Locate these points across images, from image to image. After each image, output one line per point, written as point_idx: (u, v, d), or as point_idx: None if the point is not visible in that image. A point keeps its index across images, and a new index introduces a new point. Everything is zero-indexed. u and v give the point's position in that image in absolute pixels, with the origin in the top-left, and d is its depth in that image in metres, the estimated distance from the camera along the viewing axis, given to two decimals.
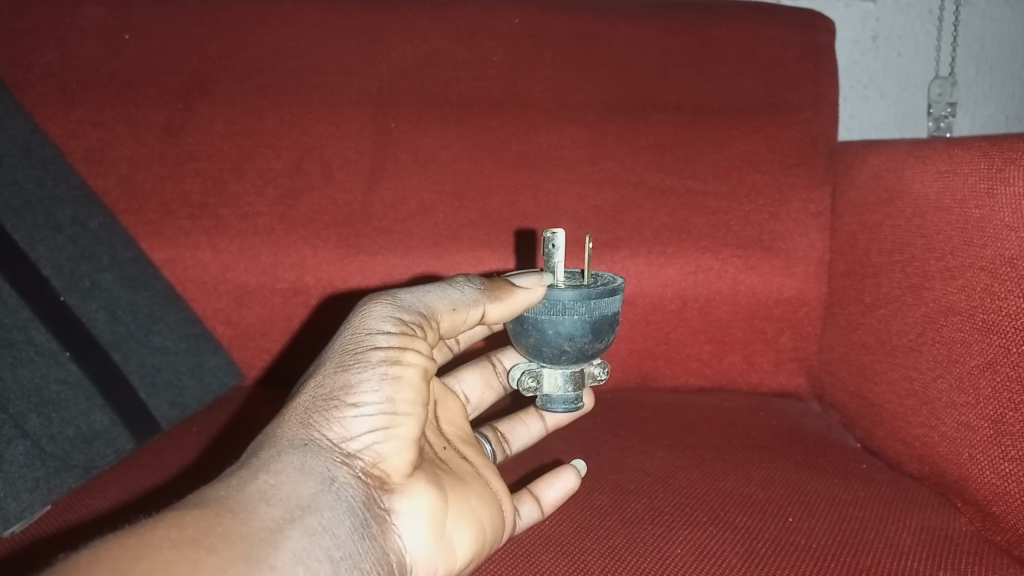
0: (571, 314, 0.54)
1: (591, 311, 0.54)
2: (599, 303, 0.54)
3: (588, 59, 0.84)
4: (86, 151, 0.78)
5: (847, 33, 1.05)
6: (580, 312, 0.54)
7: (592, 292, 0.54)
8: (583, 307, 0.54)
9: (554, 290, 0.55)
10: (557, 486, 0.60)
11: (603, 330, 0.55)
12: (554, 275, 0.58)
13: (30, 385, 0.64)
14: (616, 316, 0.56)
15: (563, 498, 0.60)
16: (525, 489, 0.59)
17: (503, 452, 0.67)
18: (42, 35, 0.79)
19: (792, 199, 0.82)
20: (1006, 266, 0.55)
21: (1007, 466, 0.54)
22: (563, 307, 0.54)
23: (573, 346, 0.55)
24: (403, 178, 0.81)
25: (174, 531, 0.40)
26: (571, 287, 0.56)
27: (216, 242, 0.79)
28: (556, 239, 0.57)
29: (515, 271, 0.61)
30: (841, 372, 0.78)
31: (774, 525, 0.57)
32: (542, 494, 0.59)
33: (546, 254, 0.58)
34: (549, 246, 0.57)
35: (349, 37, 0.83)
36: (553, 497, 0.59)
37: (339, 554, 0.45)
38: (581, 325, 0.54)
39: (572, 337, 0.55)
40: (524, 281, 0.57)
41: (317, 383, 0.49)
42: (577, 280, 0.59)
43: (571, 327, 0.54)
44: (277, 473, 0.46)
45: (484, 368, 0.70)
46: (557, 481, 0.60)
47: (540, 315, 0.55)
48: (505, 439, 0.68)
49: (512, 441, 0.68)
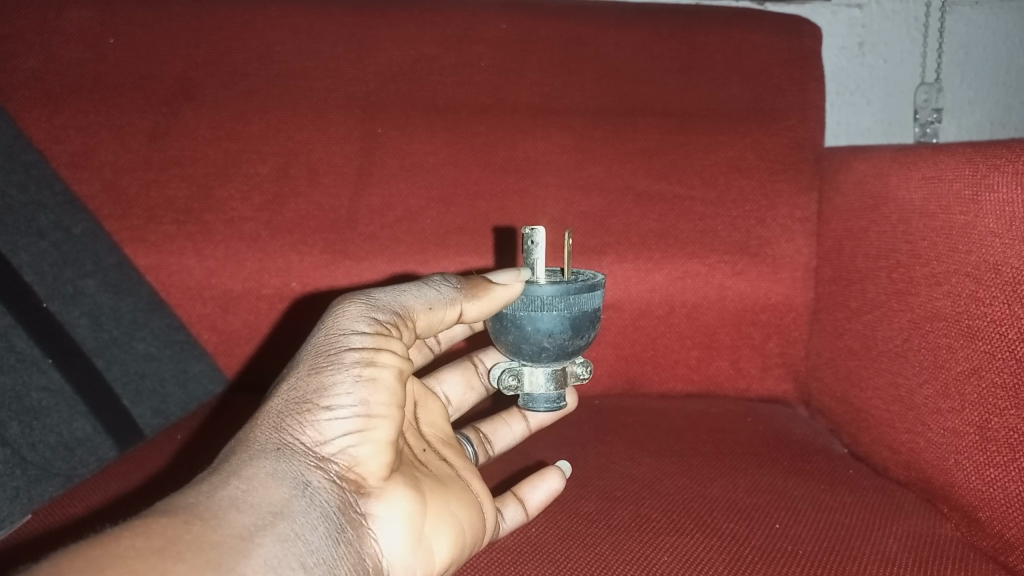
0: (550, 309, 0.54)
1: (571, 307, 0.54)
2: (579, 298, 0.54)
3: (576, 64, 0.83)
4: (70, 156, 0.78)
5: (834, 40, 1.07)
6: (559, 308, 0.54)
7: (571, 287, 0.54)
8: (562, 303, 0.54)
9: (533, 287, 0.55)
10: (541, 489, 0.59)
11: (584, 327, 0.55)
12: (534, 271, 0.57)
13: (11, 393, 0.65)
14: (596, 312, 0.56)
15: (547, 501, 0.60)
16: (508, 492, 0.59)
17: (486, 452, 0.67)
18: (24, 39, 0.78)
19: (780, 205, 0.82)
20: (990, 271, 0.56)
21: (992, 472, 0.55)
22: (542, 302, 0.54)
23: (552, 342, 0.55)
24: (390, 182, 0.80)
25: (141, 540, 0.39)
26: (551, 283, 0.56)
27: (201, 248, 0.78)
28: (536, 236, 0.57)
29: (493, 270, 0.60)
30: (828, 377, 0.78)
31: (761, 533, 0.57)
32: (527, 497, 0.59)
33: (526, 252, 0.57)
34: (528, 242, 0.57)
35: (336, 40, 0.82)
36: (537, 499, 0.59)
37: (313, 560, 0.45)
38: (560, 321, 0.54)
39: (552, 334, 0.54)
40: (501, 277, 0.56)
41: (290, 387, 0.49)
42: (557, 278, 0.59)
43: (551, 322, 0.54)
44: (249, 479, 0.45)
45: (466, 369, 0.70)
46: (541, 485, 0.59)
47: (518, 311, 0.55)
48: (487, 440, 0.67)
49: (495, 443, 0.68)
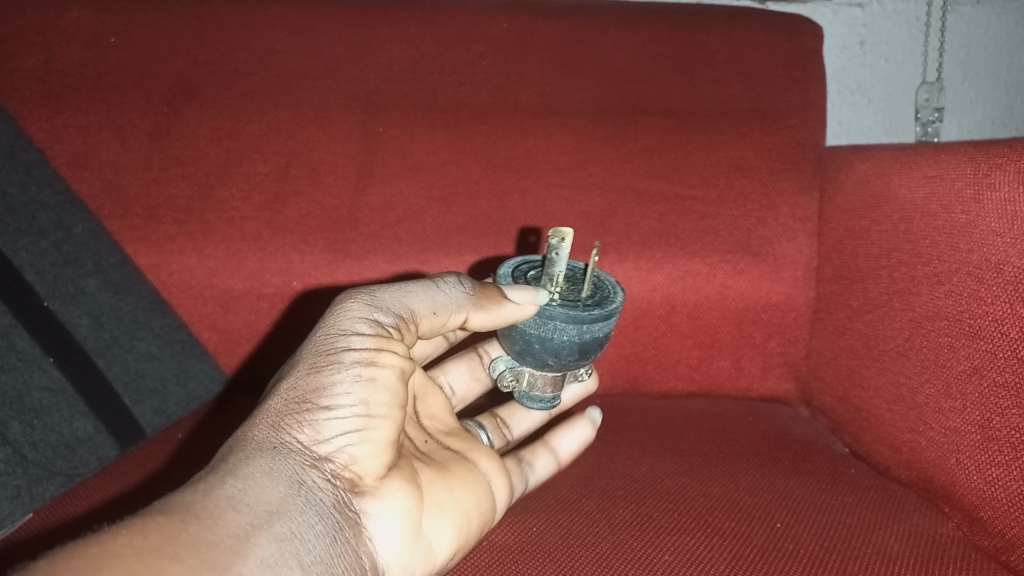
0: (561, 334, 0.52)
1: (582, 334, 0.52)
2: (592, 327, 0.52)
3: (576, 64, 0.84)
4: (71, 156, 0.77)
5: (835, 39, 1.06)
6: (570, 333, 0.52)
7: (586, 317, 0.51)
8: (574, 329, 0.52)
9: (546, 311, 0.53)
10: (572, 438, 0.67)
11: (591, 350, 0.54)
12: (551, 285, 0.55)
13: (12, 393, 0.65)
14: (607, 335, 0.54)
15: (576, 450, 0.67)
16: (541, 441, 0.66)
17: (502, 438, 0.68)
18: (25, 39, 0.79)
19: (781, 204, 0.82)
20: (992, 271, 0.56)
21: (993, 471, 0.55)
22: (554, 325, 0.52)
23: (557, 362, 0.54)
24: (391, 182, 0.80)
25: (138, 539, 0.39)
26: (567, 302, 0.53)
27: (202, 247, 0.77)
28: (561, 245, 0.54)
29: (514, 269, 0.58)
30: (829, 377, 0.78)
31: (762, 532, 0.57)
32: (558, 446, 0.66)
33: (548, 260, 0.55)
34: (552, 254, 0.55)
35: (337, 40, 0.83)
36: (568, 448, 0.66)
37: (310, 559, 0.44)
38: (569, 345, 0.53)
39: (558, 354, 0.54)
40: (514, 294, 0.53)
41: (288, 386, 0.49)
42: (577, 285, 0.57)
43: (559, 345, 0.53)
44: (246, 478, 0.45)
45: (471, 360, 0.70)
46: (572, 435, 0.67)
47: (528, 329, 0.54)
48: (503, 425, 0.69)
49: (512, 428, 0.70)
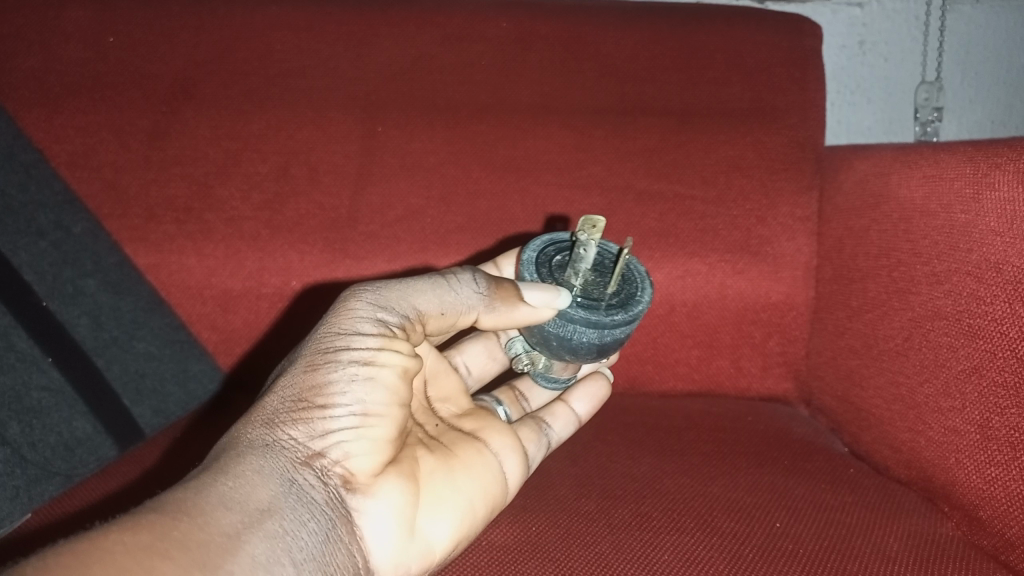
0: (582, 335, 0.53)
1: (603, 337, 0.52)
2: (613, 331, 0.52)
3: (575, 64, 0.84)
4: (69, 156, 0.77)
5: (835, 39, 1.06)
6: (591, 336, 0.52)
7: (609, 323, 0.51)
8: (595, 332, 0.52)
9: (567, 314, 0.52)
10: (588, 394, 0.70)
11: (610, 349, 0.54)
12: (573, 283, 0.54)
13: (10, 393, 0.68)
14: (628, 335, 0.54)
15: (592, 406, 0.70)
16: (558, 398, 0.69)
17: (520, 409, 0.69)
18: (25, 40, 0.79)
19: (780, 204, 0.81)
20: (992, 270, 0.56)
21: (993, 471, 0.55)
22: (574, 326, 0.52)
23: (574, 356, 0.55)
24: (389, 182, 0.80)
25: (129, 536, 0.39)
26: (589, 302, 0.53)
27: (201, 247, 0.75)
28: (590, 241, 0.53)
29: (534, 256, 0.57)
30: (829, 377, 0.78)
31: (761, 532, 0.57)
32: (575, 403, 0.69)
33: (576, 254, 0.54)
34: (580, 249, 0.54)
35: (336, 41, 0.83)
36: (584, 405, 0.69)
37: (301, 557, 0.44)
38: (588, 345, 0.53)
39: (576, 351, 0.54)
40: (530, 296, 0.53)
41: (285, 384, 0.49)
42: (604, 276, 0.55)
43: (578, 344, 0.53)
44: (238, 476, 0.45)
45: (488, 340, 0.71)
46: (586, 394, 0.69)
47: (547, 326, 0.54)
48: (522, 397, 0.71)
49: (531, 399, 0.71)
